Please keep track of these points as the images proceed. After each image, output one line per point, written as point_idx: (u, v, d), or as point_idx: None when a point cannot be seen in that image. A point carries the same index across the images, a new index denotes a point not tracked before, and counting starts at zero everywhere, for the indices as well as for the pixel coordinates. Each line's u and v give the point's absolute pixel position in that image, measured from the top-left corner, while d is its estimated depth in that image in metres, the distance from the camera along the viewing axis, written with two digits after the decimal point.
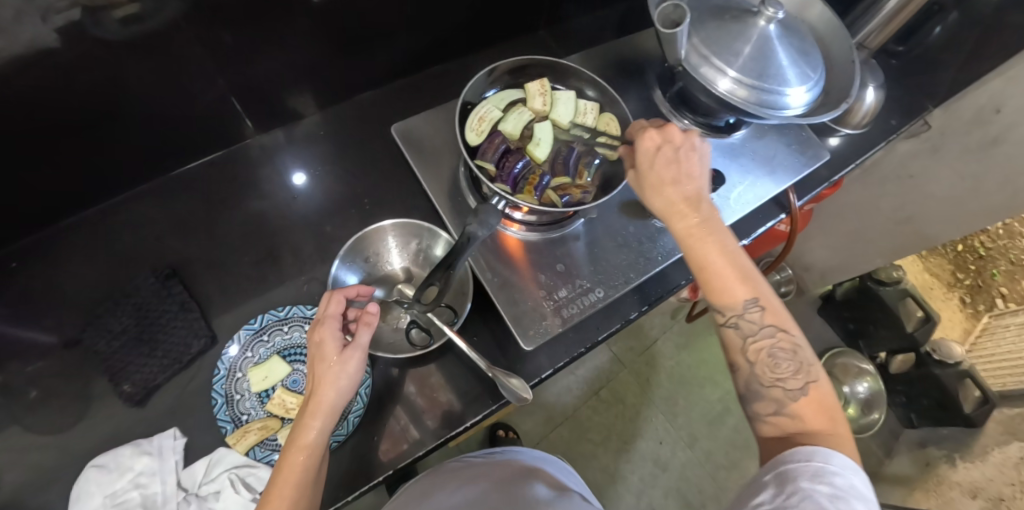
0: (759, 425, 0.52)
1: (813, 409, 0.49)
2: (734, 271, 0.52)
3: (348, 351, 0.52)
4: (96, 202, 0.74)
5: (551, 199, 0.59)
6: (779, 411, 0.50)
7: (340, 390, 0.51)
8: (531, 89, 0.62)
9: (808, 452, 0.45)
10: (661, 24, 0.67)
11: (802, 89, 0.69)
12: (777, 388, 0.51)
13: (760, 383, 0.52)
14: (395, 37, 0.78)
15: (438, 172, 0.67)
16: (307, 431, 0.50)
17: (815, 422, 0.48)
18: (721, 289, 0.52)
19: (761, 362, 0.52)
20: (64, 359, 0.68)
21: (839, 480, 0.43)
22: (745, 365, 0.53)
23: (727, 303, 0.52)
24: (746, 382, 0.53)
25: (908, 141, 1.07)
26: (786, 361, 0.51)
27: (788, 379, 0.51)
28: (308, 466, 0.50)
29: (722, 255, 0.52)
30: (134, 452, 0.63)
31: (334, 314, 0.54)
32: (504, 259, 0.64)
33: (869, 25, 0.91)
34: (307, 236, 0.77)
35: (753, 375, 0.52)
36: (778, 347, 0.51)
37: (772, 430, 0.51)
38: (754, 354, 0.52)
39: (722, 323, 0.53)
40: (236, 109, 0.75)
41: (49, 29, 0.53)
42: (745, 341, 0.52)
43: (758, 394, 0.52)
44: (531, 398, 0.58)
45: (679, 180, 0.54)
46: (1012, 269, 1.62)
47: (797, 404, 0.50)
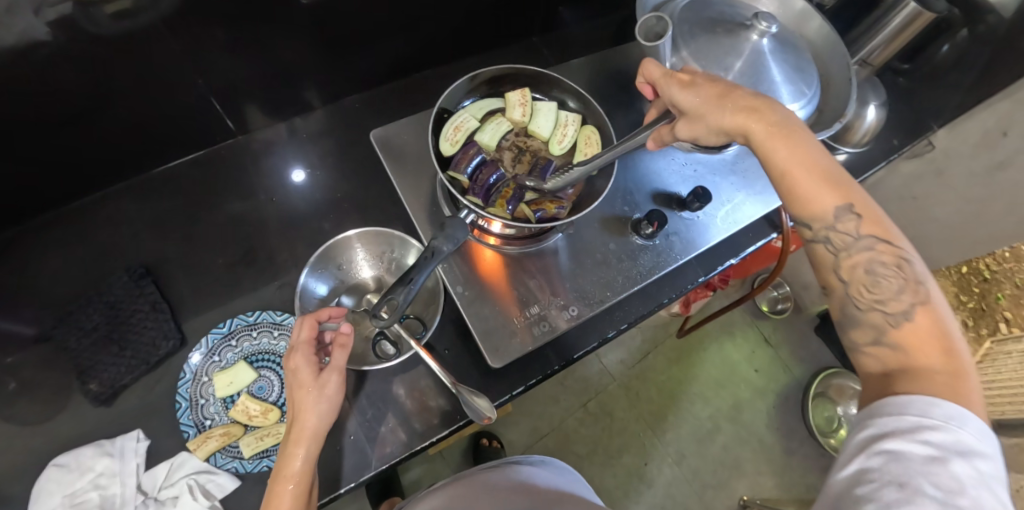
0: (858, 358, 0.45)
1: (919, 337, 0.42)
2: (819, 177, 0.47)
3: (325, 375, 0.52)
4: (77, 197, 0.73)
5: (524, 213, 0.57)
6: (878, 339, 0.44)
7: (321, 414, 0.51)
8: (511, 99, 0.60)
9: (903, 399, 0.39)
10: (644, 36, 0.68)
11: (796, 106, 0.67)
12: (875, 311, 0.44)
13: (856, 306, 0.46)
14: (384, 40, 0.77)
15: (414, 179, 0.65)
16: (292, 460, 0.50)
17: (922, 355, 0.41)
18: (806, 198, 0.47)
19: (858, 281, 0.46)
20: (34, 355, 0.67)
21: (940, 436, 0.37)
22: (841, 286, 0.47)
23: (815, 213, 0.47)
24: (841, 306, 0.47)
25: (911, 161, 1.03)
26: (887, 277, 0.45)
27: (891, 300, 0.44)
28: (298, 495, 0.49)
29: (803, 153, 0.47)
30: (96, 452, 0.62)
31: (307, 339, 0.53)
32: (478, 272, 0.62)
33: (873, 41, 0.87)
34: (286, 239, 0.76)
35: (848, 297, 0.46)
36: (879, 262, 0.45)
37: (872, 364, 0.44)
38: (848, 273, 0.46)
39: (809, 237, 0.48)
40: (221, 109, 0.74)
41: (42, 22, 0.52)
42: (838, 256, 0.47)
43: (854, 319, 0.46)
44: (494, 418, 0.57)
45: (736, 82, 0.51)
46: (1017, 293, 1.57)
47: (899, 330, 0.43)
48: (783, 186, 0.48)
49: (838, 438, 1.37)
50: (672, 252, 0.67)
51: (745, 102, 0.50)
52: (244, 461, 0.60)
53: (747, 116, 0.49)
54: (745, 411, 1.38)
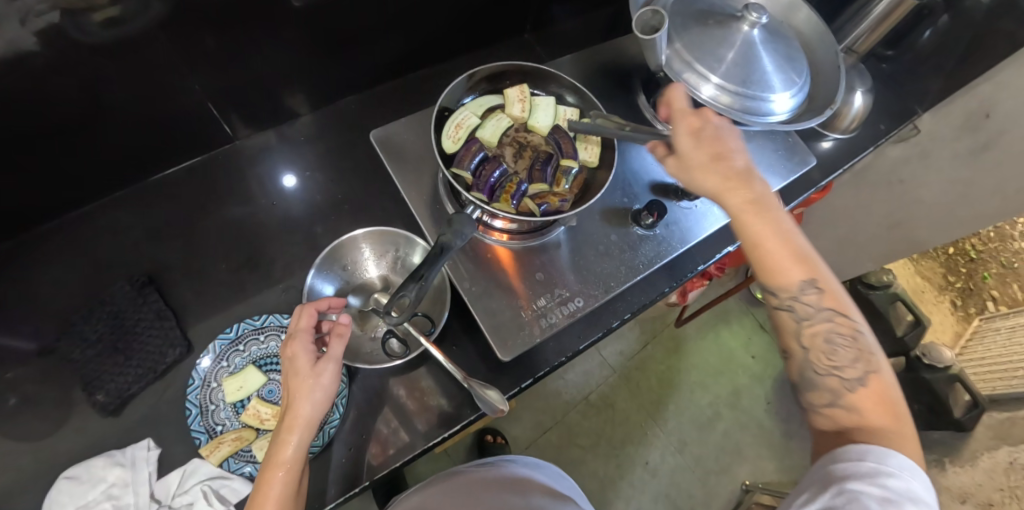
0: (813, 417, 0.50)
1: (874, 402, 0.47)
2: (787, 250, 0.51)
3: (323, 363, 0.51)
4: (74, 208, 0.73)
5: (529, 208, 0.58)
6: (835, 402, 0.49)
7: (316, 403, 0.51)
8: (510, 95, 0.61)
9: (859, 448, 0.44)
10: (640, 31, 0.65)
11: (786, 95, 0.68)
12: (833, 377, 0.49)
13: (815, 371, 0.51)
14: (378, 40, 0.77)
15: (416, 178, 0.66)
16: (284, 446, 0.49)
17: (874, 417, 0.46)
18: (778, 269, 0.51)
19: (817, 349, 0.51)
20: (37, 368, 0.67)
21: (892, 482, 0.42)
22: (800, 351, 0.52)
23: (783, 283, 0.50)
24: (801, 369, 0.52)
25: (898, 145, 1.06)
26: (846, 347, 0.50)
27: (846, 368, 0.49)
28: (288, 482, 0.49)
29: (772, 230, 0.51)
30: (107, 463, 0.62)
31: (306, 328, 0.53)
32: (483, 267, 0.63)
33: (858, 28, 0.90)
34: (287, 242, 0.76)
35: (807, 362, 0.51)
36: (836, 332, 0.50)
37: (826, 423, 0.49)
38: (809, 340, 0.51)
39: (775, 304, 0.52)
40: (216, 113, 0.74)
41: (29, 32, 0.52)
42: (801, 324, 0.51)
43: (813, 383, 0.50)
44: (507, 410, 0.58)
45: (724, 144, 0.53)
46: (1004, 272, 1.65)
47: (856, 395, 0.48)
48: (752, 255, 0.52)
49: None
50: (672, 241, 0.68)
51: (728, 170, 0.52)
52: (257, 465, 0.61)
53: (727, 185, 0.52)
54: (744, 396, 1.40)
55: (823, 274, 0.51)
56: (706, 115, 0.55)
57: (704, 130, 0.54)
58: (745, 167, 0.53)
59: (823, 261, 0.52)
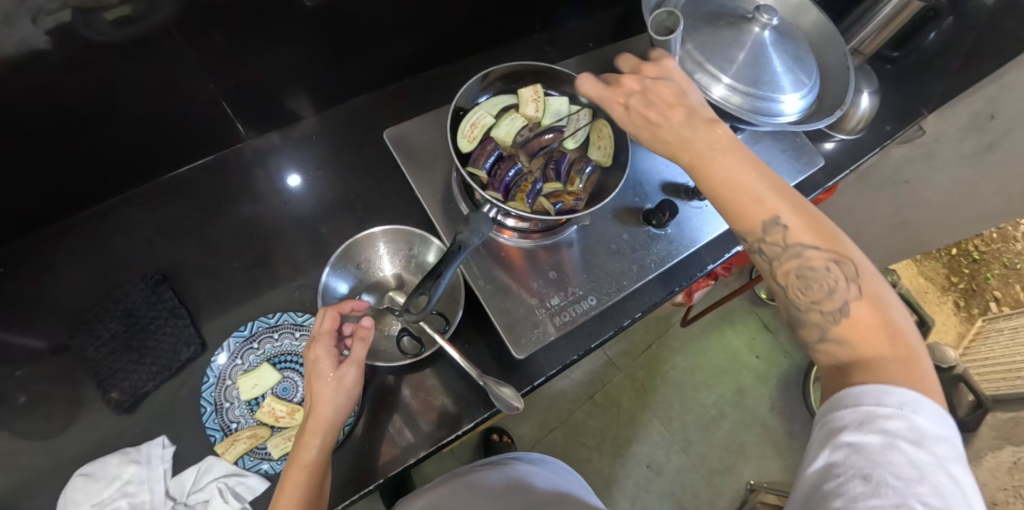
0: (810, 356, 0.47)
1: (861, 330, 0.43)
2: (747, 189, 0.48)
3: (345, 366, 0.53)
4: (87, 206, 0.73)
5: (543, 207, 0.58)
6: (824, 336, 0.45)
7: (339, 407, 0.52)
8: (524, 95, 0.61)
9: (857, 390, 0.40)
10: (655, 31, 0.66)
11: (796, 96, 0.69)
12: (814, 312, 0.46)
13: (798, 309, 0.47)
14: (389, 40, 0.78)
15: (429, 177, 0.66)
16: (306, 449, 0.50)
17: (868, 346, 0.43)
18: (736, 214, 0.48)
19: (793, 286, 0.47)
20: (51, 365, 0.67)
21: (894, 423, 0.38)
22: (779, 291, 0.49)
23: (747, 227, 0.48)
24: (787, 311, 0.49)
25: (902, 146, 1.07)
26: (822, 279, 0.46)
27: (826, 300, 0.46)
28: (311, 484, 0.50)
29: (724, 174, 0.49)
30: (122, 460, 0.62)
31: (329, 330, 0.54)
32: (497, 266, 0.63)
33: (865, 30, 0.91)
34: (299, 241, 0.76)
35: (789, 301, 0.48)
36: (812, 265, 0.47)
37: (824, 358, 0.45)
38: (784, 279, 0.48)
39: (747, 250, 0.49)
40: (228, 112, 0.74)
41: (41, 30, 0.52)
42: (773, 264, 0.48)
43: (799, 321, 0.47)
44: (522, 408, 0.58)
45: (660, 105, 0.52)
46: (1005, 272, 1.65)
47: (838, 326, 0.44)
48: (716, 203, 0.50)
49: None
50: (683, 240, 0.69)
51: (668, 133, 0.51)
52: (274, 462, 0.61)
53: (674, 147, 0.51)
54: (748, 396, 1.41)
55: (790, 207, 0.47)
56: (631, 81, 0.54)
57: (635, 95, 0.53)
58: (690, 116, 0.51)
59: (793, 192, 0.49)
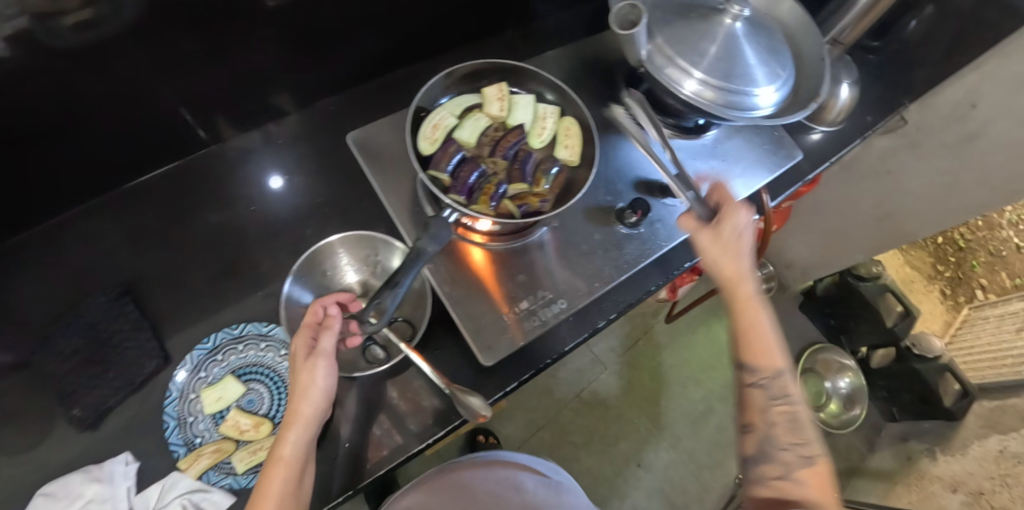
0: (757, 488, 0.53)
1: (819, 481, 0.52)
2: (767, 339, 0.56)
3: (318, 357, 0.51)
4: (46, 217, 0.70)
5: (508, 209, 0.56)
6: (784, 475, 0.52)
7: (312, 398, 0.51)
8: (489, 94, 0.60)
9: None
10: (619, 25, 0.65)
11: (771, 88, 0.67)
12: (788, 452, 0.53)
13: (774, 444, 0.54)
14: (355, 39, 0.76)
15: (394, 182, 0.64)
16: (283, 442, 0.50)
17: (818, 491, 0.51)
18: (755, 351, 0.56)
19: (779, 424, 0.54)
20: (10, 383, 0.65)
21: None
22: (761, 424, 0.55)
23: (760, 360, 0.55)
24: (760, 443, 0.54)
25: (885, 136, 1.06)
26: (801, 430, 0.54)
27: (802, 444, 0.54)
28: (288, 479, 0.49)
29: (752, 318, 0.57)
30: (84, 479, 0.60)
31: (309, 323, 0.54)
32: (463, 270, 0.61)
33: (843, 21, 0.89)
34: (267, 247, 0.74)
35: (768, 436, 0.54)
36: (797, 413, 0.55)
37: (769, 492, 0.52)
38: (775, 417, 0.55)
39: (749, 382, 0.56)
40: (188, 119, 0.72)
41: None
42: (767, 402, 0.55)
43: (770, 455, 0.53)
44: (490, 416, 0.56)
45: (726, 263, 0.57)
46: (992, 260, 1.63)
47: (804, 470, 0.52)
48: (738, 334, 0.57)
49: (827, 411, 1.44)
50: (656, 239, 0.67)
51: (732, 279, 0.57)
52: (238, 477, 0.59)
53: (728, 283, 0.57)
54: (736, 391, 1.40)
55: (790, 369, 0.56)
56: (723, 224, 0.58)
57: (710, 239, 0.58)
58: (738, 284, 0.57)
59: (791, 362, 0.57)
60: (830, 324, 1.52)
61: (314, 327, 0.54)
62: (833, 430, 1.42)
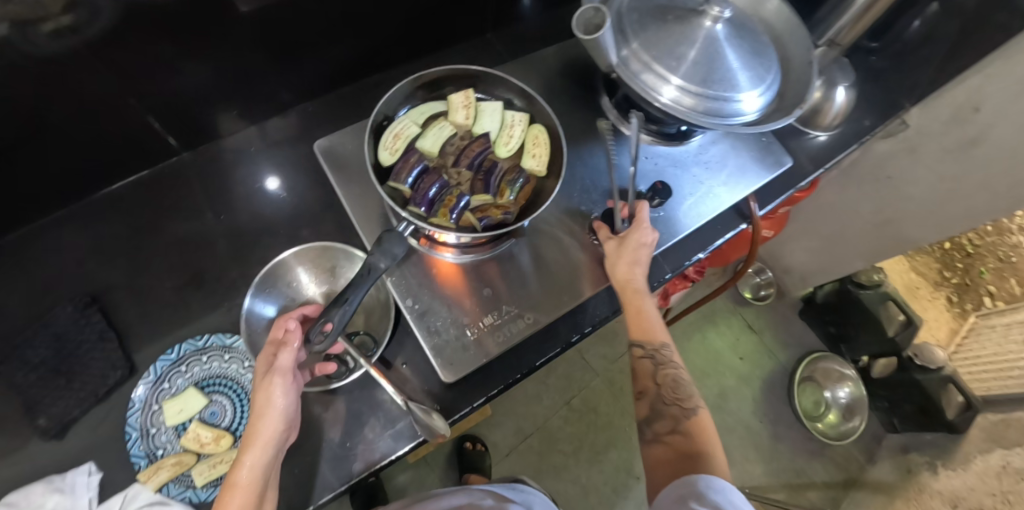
0: (652, 445, 0.59)
1: (701, 430, 0.58)
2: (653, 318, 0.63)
3: (275, 374, 0.51)
4: (18, 226, 0.70)
5: (470, 222, 0.54)
6: (674, 429, 0.59)
7: (270, 419, 0.50)
8: (455, 101, 0.58)
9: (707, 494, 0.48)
10: (583, 29, 0.63)
11: (754, 93, 0.65)
12: (675, 407, 0.60)
13: (663, 403, 0.61)
14: (330, 44, 0.74)
15: (360, 192, 0.62)
16: (239, 466, 0.49)
17: (702, 441, 0.57)
18: (643, 328, 0.62)
19: (666, 387, 0.61)
20: None
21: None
22: (653, 390, 0.62)
23: (648, 337, 0.62)
24: (652, 404, 0.61)
25: (884, 141, 1.03)
26: (684, 388, 0.61)
27: (685, 400, 0.60)
28: (244, 505, 0.48)
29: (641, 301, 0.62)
30: (45, 490, 0.60)
31: (273, 341, 0.53)
32: (428, 283, 0.60)
33: (839, 21, 0.84)
34: (237, 255, 0.73)
35: (658, 397, 0.61)
36: (681, 375, 0.62)
37: (665, 449, 0.58)
38: (662, 380, 0.61)
39: (639, 353, 0.62)
40: (157, 127, 0.71)
41: None
42: (656, 370, 0.62)
43: (660, 413, 0.60)
44: (450, 435, 0.55)
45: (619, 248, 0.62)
46: (1000, 266, 1.59)
47: (688, 421, 0.59)
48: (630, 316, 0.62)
49: (826, 422, 1.42)
50: None
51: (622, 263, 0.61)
52: (198, 490, 0.58)
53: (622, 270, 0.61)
54: (730, 399, 1.40)
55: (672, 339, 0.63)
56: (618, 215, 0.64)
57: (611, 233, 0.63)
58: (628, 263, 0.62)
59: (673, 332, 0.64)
60: (829, 332, 1.47)
61: (276, 344, 0.53)
62: (831, 441, 1.39)
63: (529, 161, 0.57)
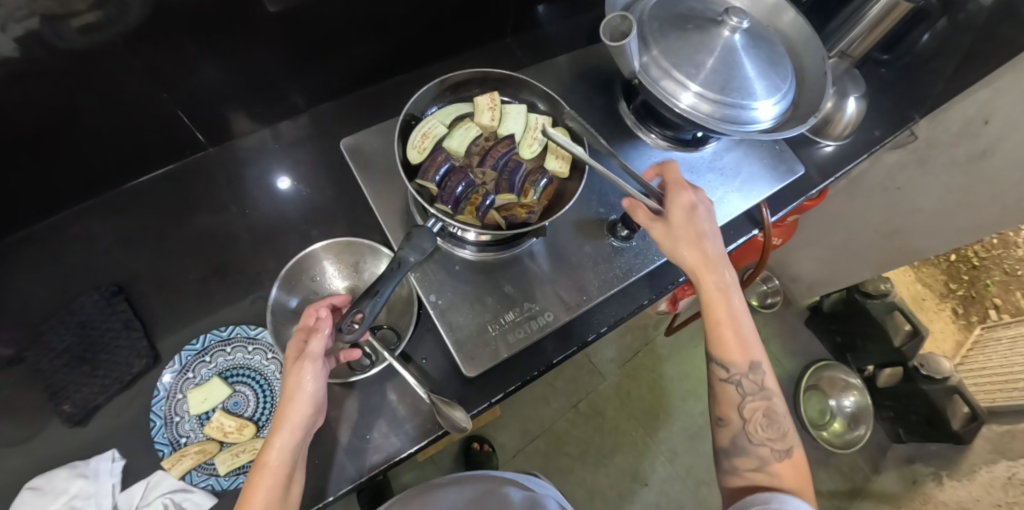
0: (733, 479, 0.56)
1: (795, 473, 0.54)
2: (737, 333, 0.57)
3: (305, 360, 0.52)
4: (46, 215, 0.72)
5: (495, 220, 0.56)
6: (759, 468, 0.55)
7: (299, 404, 0.51)
8: (480, 103, 0.59)
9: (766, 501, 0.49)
10: (609, 37, 0.64)
11: (770, 102, 0.66)
12: (764, 447, 0.55)
13: (749, 439, 0.56)
14: (356, 45, 0.76)
15: (386, 189, 0.64)
16: (269, 448, 0.50)
17: (794, 484, 0.54)
18: (728, 344, 0.57)
19: (754, 420, 0.56)
20: (3, 377, 0.66)
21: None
22: (737, 421, 0.57)
23: (734, 361, 0.57)
24: (732, 437, 0.56)
25: (893, 152, 1.04)
26: (777, 424, 0.56)
27: (777, 441, 0.55)
28: (273, 485, 0.49)
29: (724, 311, 0.57)
30: (70, 474, 0.61)
31: (305, 326, 0.55)
32: (450, 280, 0.61)
33: (853, 33, 0.88)
34: (260, 250, 0.75)
35: (742, 431, 0.56)
36: (772, 407, 0.57)
37: (747, 484, 0.55)
38: (749, 413, 0.56)
39: (723, 377, 0.57)
40: (187, 122, 0.73)
41: (8, 38, 0.51)
42: (742, 398, 0.57)
43: (745, 450, 0.55)
44: (471, 428, 0.56)
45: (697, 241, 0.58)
46: (1005, 280, 1.59)
47: (780, 463, 0.54)
48: (711, 327, 0.58)
49: (831, 430, 1.42)
50: (648, 253, 0.66)
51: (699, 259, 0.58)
52: (219, 478, 0.59)
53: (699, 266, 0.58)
54: None
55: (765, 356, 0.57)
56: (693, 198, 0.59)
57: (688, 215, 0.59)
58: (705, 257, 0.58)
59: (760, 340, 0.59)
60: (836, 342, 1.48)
61: (307, 330, 0.54)
62: (836, 449, 1.39)
63: (553, 162, 0.58)
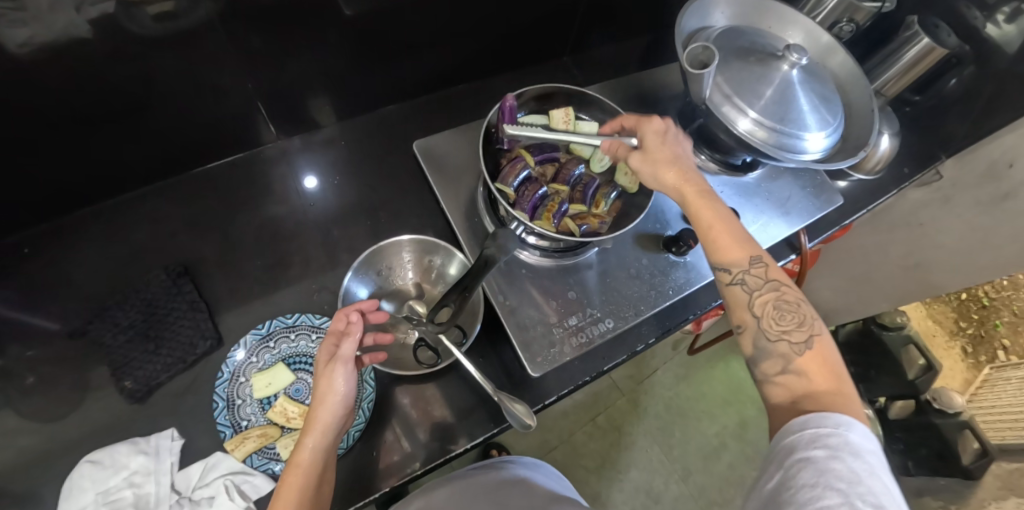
0: (768, 387, 0.51)
1: (818, 366, 0.49)
2: (737, 234, 0.56)
3: (336, 362, 0.52)
4: (113, 195, 0.74)
5: (569, 227, 0.64)
6: (786, 367, 0.50)
7: (332, 406, 0.51)
8: (556, 117, 0.68)
9: (807, 425, 0.44)
10: (688, 63, 0.69)
11: (821, 134, 0.69)
12: (783, 342, 0.51)
13: (767, 337, 0.52)
14: (423, 54, 0.79)
15: (454, 191, 0.71)
16: (301, 449, 0.50)
17: (823, 380, 0.48)
18: (723, 248, 0.55)
19: (768, 316, 0.53)
20: (67, 348, 0.68)
21: (834, 440, 0.42)
22: (752, 322, 0.53)
23: (733, 261, 0.54)
24: (753, 339, 0.53)
25: (919, 189, 1.06)
26: (791, 314, 0.52)
27: (794, 331, 0.51)
28: (304, 485, 0.49)
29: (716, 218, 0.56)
30: (130, 450, 0.62)
31: (336, 330, 0.55)
32: (514, 282, 0.65)
33: (887, 73, 0.91)
34: (316, 243, 0.77)
35: (759, 330, 0.52)
36: (782, 300, 0.53)
37: (781, 391, 0.49)
38: (760, 309, 0.53)
39: (728, 280, 0.54)
40: (262, 113, 0.76)
41: (84, 19, 0.53)
42: (751, 296, 0.53)
43: (766, 349, 0.51)
44: (534, 425, 0.58)
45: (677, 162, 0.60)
46: (1015, 321, 1.61)
47: (802, 357, 0.49)
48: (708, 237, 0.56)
49: None
50: (701, 271, 0.70)
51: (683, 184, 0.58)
52: (282, 463, 0.62)
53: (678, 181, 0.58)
54: (750, 429, 1.40)
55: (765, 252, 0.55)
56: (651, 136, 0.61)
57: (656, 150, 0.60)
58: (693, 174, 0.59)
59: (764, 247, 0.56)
60: (850, 372, 1.52)
61: (337, 334, 0.54)
62: None
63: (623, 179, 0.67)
